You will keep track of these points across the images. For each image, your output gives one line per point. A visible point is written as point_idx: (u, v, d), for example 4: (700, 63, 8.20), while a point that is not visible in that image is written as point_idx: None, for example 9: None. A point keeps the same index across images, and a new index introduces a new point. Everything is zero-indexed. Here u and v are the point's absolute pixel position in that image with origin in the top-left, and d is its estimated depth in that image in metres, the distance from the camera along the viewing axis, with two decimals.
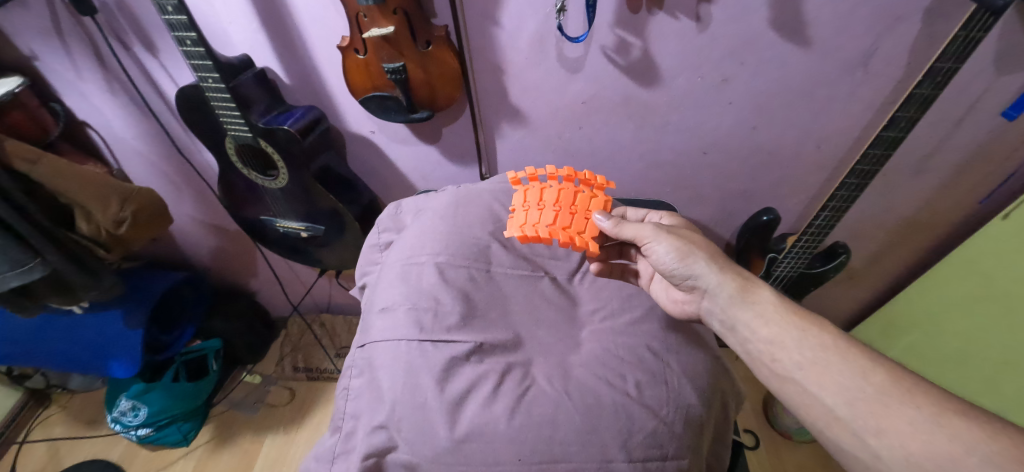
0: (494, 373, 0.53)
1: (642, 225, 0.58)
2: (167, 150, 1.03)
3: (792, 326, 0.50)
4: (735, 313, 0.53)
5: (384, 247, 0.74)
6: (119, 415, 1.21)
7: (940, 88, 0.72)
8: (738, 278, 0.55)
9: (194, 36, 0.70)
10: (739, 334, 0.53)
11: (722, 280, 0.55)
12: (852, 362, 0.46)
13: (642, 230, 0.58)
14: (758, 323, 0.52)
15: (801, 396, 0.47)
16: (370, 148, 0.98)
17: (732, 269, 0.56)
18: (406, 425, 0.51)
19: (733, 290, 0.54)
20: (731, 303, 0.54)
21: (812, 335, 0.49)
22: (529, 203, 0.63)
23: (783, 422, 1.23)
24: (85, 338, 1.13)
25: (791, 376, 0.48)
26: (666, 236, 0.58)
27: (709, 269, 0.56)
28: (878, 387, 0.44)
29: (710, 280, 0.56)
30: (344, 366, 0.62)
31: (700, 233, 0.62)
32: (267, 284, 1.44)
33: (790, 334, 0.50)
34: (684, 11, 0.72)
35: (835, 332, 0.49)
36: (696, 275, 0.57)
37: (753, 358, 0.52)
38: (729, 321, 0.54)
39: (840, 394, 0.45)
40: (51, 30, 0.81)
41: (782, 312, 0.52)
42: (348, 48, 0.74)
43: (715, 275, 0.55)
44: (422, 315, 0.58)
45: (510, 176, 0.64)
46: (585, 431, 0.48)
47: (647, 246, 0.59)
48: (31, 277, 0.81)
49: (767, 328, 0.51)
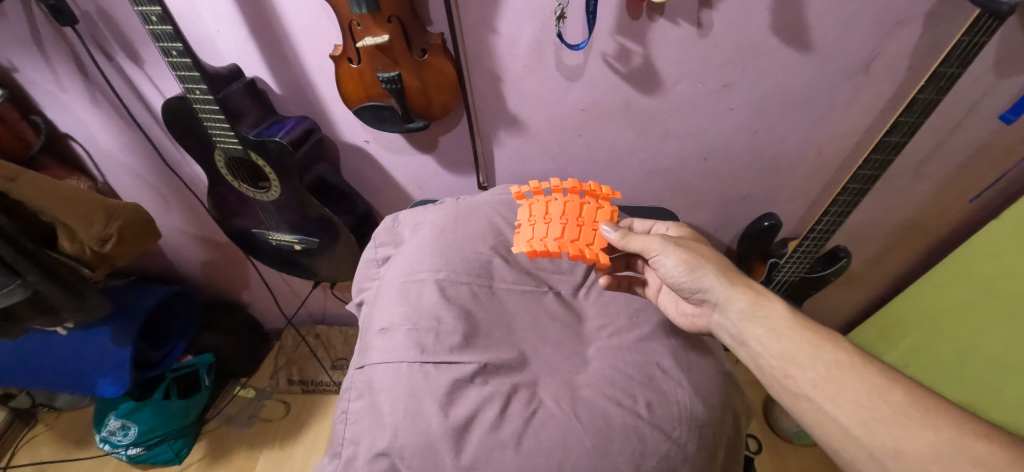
0: (500, 395, 0.51)
1: (650, 237, 0.57)
2: (154, 162, 1.00)
3: (805, 341, 0.49)
4: (746, 327, 0.52)
5: (382, 262, 0.71)
6: (108, 434, 1.17)
7: (943, 92, 0.70)
8: (749, 291, 0.54)
9: (180, 47, 0.67)
10: (750, 348, 0.52)
11: (732, 293, 0.54)
12: (867, 380, 0.45)
13: (649, 242, 0.57)
14: (769, 338, 0.50)
15: (816, 415, 0.46)
16: (365, 158, 0.96)
17: (742, 281, 0.54)
18: (409, 452, 0.49)
19: (744, 304, 0.53)
20: (742, 318, 0.52)
21: (826, 352, 0.47)
22: (535, 215, 0.61)
23: (784, 427, 1.22)
24: (70, 358, 1.09)
25: (804, 393, 0.47)
26: (674, 248, 0.57)
27: (718, 281, 0.55)
28: (895, 407, 0.42)
29: (720, 293, 0.55)
30: (342, 388, 0.60)
31: (708, 245, 0.61)
32: (259, 296, 1.40)
33: (803, 350, 0.48)
34: (685, 17, 0.70)
35: (849, 348, 0.48)
36: (705, 288, 0.56)
37: (765, 374, 0.51)
38: (739, 335, 0.53)
39: (856, 414, 0.43)
40: (29, 41, 0.78)
41: (794, 327, 0.50)
42: (341, 58, 0.71)
43: (726, 289, 0.54)
44: (423, 334, 0.55)
45: (516, 190, 0.63)
46: (596, 456, 0.46)
47: (655, 259, 0.58)
48: (13, 300, 0.78)
49: (779, 343, 0.50)
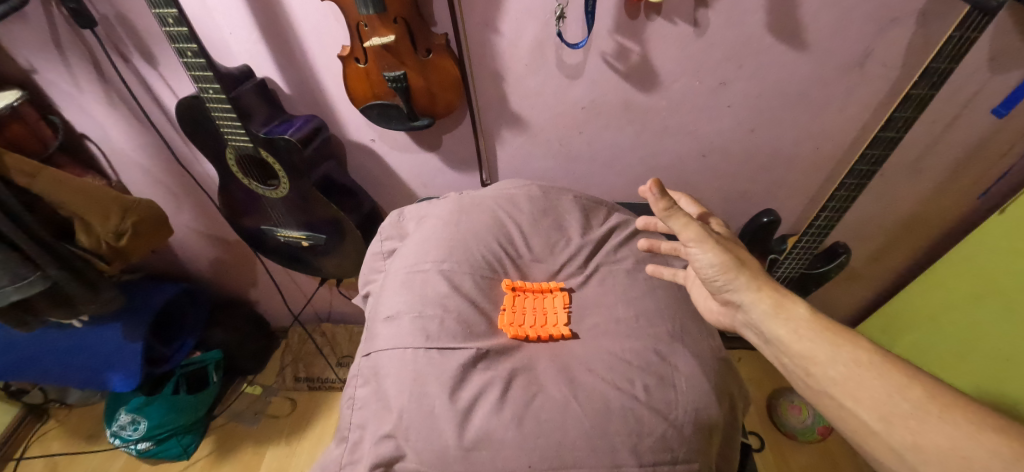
0: (500, 379, 0.53)
1: (692, 226, 0.52)
2: (167, 161, 1.03)
3: (826, 340, 0.48)
4: (770, 329, 0.51)
5: (387, 255, 0.74)
6: (119, 429, 1.21)
7: (936, 87, 0.71)
8: (774, 294, 0.52)
9: (194, 47, 0.69)
10: (774, 347, 0.52)
11: (758, 295, 0.52)
12: (886, 378, 0.45)
13: (687, 232, 0.52)
14: (791, 339, 0.49)
15: (837, 410, 0.47)
16: (370, 155, 0.99)
17: (770, 284, 0.52)
18: (414, 434, 0.50)
19: (767, 307, 0.51)
20: (766, 321, 0.51)
21: (846, 350, 0.47)
22: (506, 303, 0.62)
23: (788, 422, 1.26)
24: (80, 353, 1.12)
25: (825, 390, 0.47)
26: (710, 244, 0.53)
27: (745, 281, 0.53)
28: (915, 403, 0.43)
29: (746, 295, 0.53)
30: (349, 375, 0.62)
31: (742, 245, 0.58)
32: (267, 294, 1.43)
33: (823, 349, 0.48)
34: (682, 16, 0.72)
35: (866, 344, 0.48)
36: (732, 286, 0.54)
37: (788, 371, 0.51)
38: (763, 334, 0.52)
39: (875, 410, 0.44)
40: (50, 44, 0.81)
41: (816, 329, 0.49)
42: (348, 58, 0.74)
43: (752, 291, 0.52)
44: (428, 322, 0.57)
45: (505, 281, 0.64)
46: (595, 436, 0.48)
47: (689, 252, 0.54)
48: (32, 291, 0.82)
49: (801, 344, 0.49)
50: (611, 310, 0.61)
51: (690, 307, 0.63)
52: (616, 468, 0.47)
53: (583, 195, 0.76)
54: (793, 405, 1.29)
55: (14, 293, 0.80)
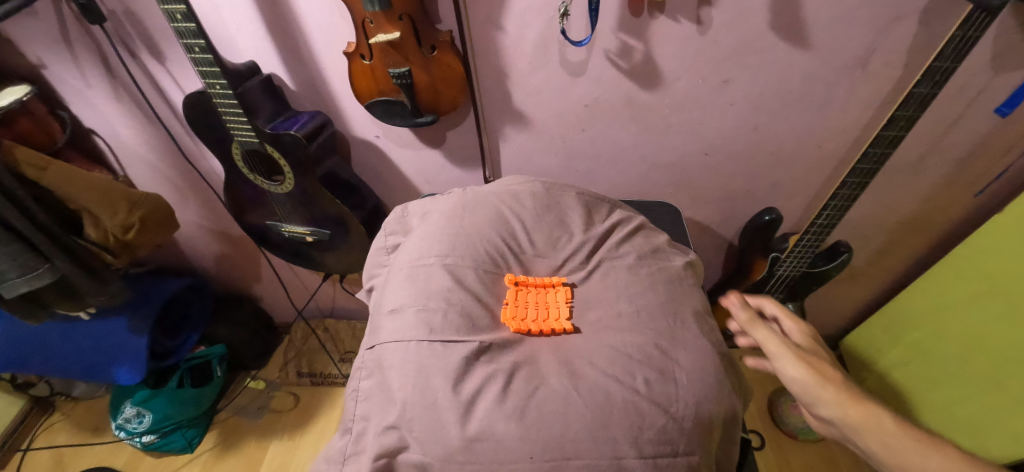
0: (502, 372, 0.53)
1: (770, 335, 0.60)
2: (173, 156, 1.04)
3: (917, 451, 0.48)
4: (863, 442, 0.51)
5: (391, 250, 0.74)
6: (124, 422, 1.22)
7: (939, 86, 0.72)
8: (859, 407, 0.52)
9: (202, 43, 0.70)
10: (874, 458, 0.51)
11: (843, 406, 0.52)
12: None
13: (770, 345, 0.59)
14: (883, 451, 0.50)
15: None
16: (375, 152, 0.99)
17: (855, 397, 0.53)
18: (417, 425, 0.51)
19: (853, 419, 0.52)
20: (855, 433, 0.51)
21: (934, 458, 0.47)
22: (508, 297, 0.62)
23: (788, 421, 1.27)
24: (87, 345, 1.13)
25: None
26: (791, 357, 0.57)
27: (832, 394, 0.54)
28: None
29: (832, 408, 0.53)
30: (353, 368, 0.63)
31: (831, 357, 0.59)
32: (271, 289, 1.44)
33: (913, 457, 0.48)
34: (686, 14, 0.72)
35: (955, 453, 0.48)
36: (819, 402, 0.55)
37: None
38: (858, 445, 0.52)
39: None
40: (59, 39, 0.82)
41: (903, 438, 0.49)
42: (354, 54, 0.75)
43: (838, 403, 0.53)
44: (432, 315, 0.58)
45: (508, 276, 0.65)
46: (595, 428, 0.48)
47: (773, 362, 0.59)
48: (41, 283, 0.83)
49: (891, 455, 0.49)
50: (613, 304, 0.61)
51: (690, 302, 0.64)
52: (617, 460, 0.47)
53: (586, 192, 0.76)
54: (794, 404, 1.28)
55: (23, 285, 0.81)
